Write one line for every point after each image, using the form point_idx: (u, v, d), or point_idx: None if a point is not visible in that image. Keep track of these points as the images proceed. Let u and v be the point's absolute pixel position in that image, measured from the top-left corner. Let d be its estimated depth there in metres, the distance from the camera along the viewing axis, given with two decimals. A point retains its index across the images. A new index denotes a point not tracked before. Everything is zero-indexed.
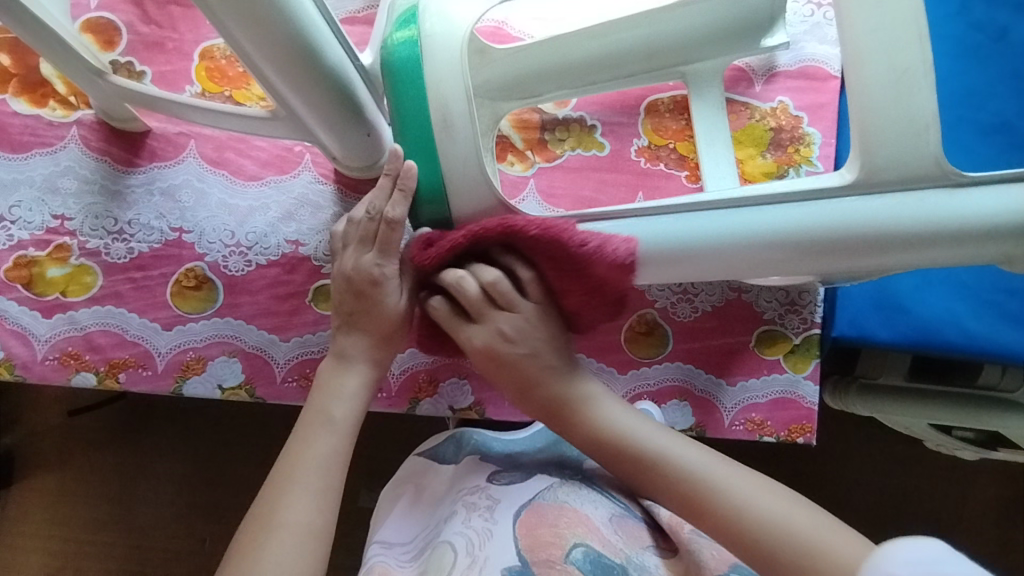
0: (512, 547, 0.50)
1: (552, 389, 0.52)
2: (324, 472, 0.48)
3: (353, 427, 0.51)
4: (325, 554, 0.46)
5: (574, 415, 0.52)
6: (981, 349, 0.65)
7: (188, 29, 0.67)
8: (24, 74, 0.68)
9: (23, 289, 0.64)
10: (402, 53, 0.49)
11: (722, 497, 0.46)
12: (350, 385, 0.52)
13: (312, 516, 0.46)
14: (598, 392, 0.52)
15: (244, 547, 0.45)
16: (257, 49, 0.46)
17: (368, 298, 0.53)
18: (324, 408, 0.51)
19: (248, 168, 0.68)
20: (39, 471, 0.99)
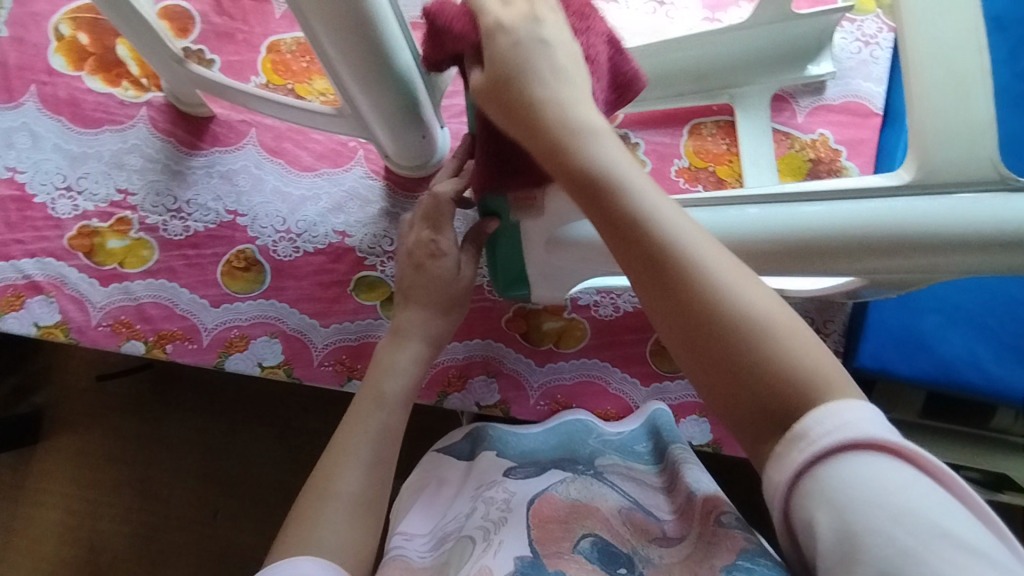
0: (524, 538, 0.50)
1: (553, 111, 0.39)
2: (375, 448, 0.49)
3: (402, 404, 0.52)
4: (376, 525, 0.46)
5: (570, 150, 0.38)
6: (998, 392, 0.67)
7: (259, 22, 0.71)
8: (101, 54, 0.72)
9: (84, 257, 0.68)
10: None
11: (737, 315, 0.33)
12: (401, 361, 0.54)
13: (362, 487, 0.47)
14: (601, 129, 0.39)
15: (298, 517, 0.45)
16: (338, 50, 0.50)
17: (426, 271, 0.56)
18: (377, 386, 0.52)
19: (304, 159, 0.71)
20: (69, 431, 1.03)
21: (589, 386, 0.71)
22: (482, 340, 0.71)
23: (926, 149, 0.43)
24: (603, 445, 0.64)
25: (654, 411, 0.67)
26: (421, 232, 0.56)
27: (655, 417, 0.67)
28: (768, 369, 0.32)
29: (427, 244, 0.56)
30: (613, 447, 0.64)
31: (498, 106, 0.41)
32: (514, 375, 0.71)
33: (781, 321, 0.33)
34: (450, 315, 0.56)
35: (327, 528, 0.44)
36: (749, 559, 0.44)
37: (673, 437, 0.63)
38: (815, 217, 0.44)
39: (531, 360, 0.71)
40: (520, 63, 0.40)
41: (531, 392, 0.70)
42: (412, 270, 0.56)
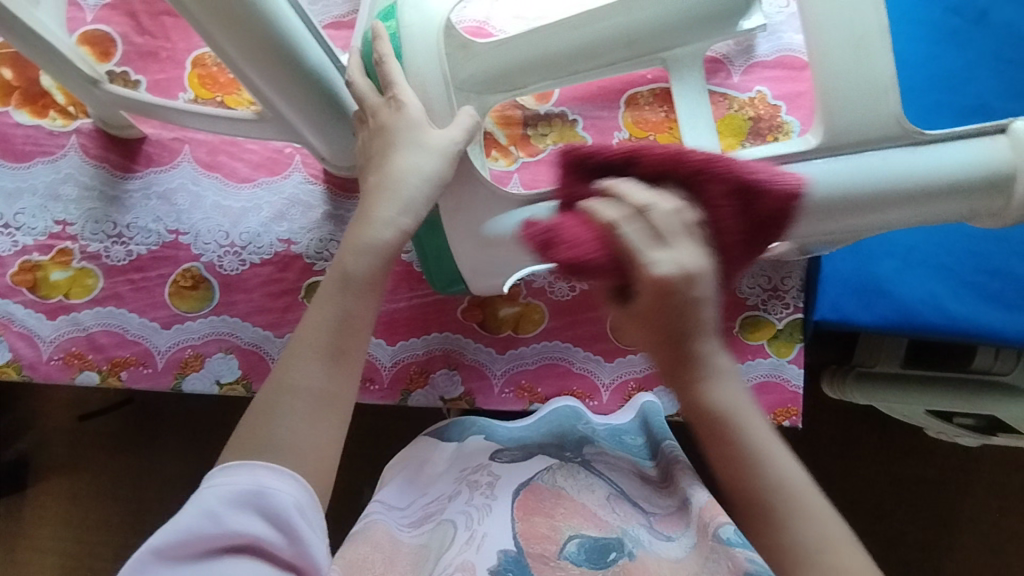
0: (509, 530, 0.50)
1: (699, 314, 0.43)
2: (336, 339, 0.48)
3: (364, 286, 0.49)
4: (339, 415, 0.46)
5: (703, 387, 0.45)
6: (964, 330, 0.66)
7: (181, 38, 0.70)
8: (26, 87, 0.71)
9: (28, 292, 0.67)
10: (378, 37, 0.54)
11: (787, 500, 0.43)
12: (366, 239, 0.50)
13: (321, 381, 0.46)
14: (726, 369, 0.46)
15: (258, 413, 0.46)
16: (241, 54, 0.49)
17: (395, 126, 0.51)
18: (341, 264, 0.50)
19: (240, 171, 0.70)
20: (51, 476, 1.01)
21: (553, 369, 0.69)
22: (439, 333, 0.70)
23: (830, 109, 0.45)
24: (592, 432, 0.63)
25: (644, 403, 0.67)
26: (375, 104, 0.53)
27: (648, 410, 0.66)
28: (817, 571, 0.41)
29: (381, 107, 0.52)
30: (602, 435, 0.63)
31: (658, 360, 0.46)
32: (477, 366, 0.70)
33: (816, 510, 0.43)
34: (432, 165, 0.50)
35: (285, 421, 0.45)
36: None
37: (667, 434, 0.62)
38: None
39: (492, 348, 0.70)
40: (681, 301, 0.42)
41: (495, 380, 0.69)
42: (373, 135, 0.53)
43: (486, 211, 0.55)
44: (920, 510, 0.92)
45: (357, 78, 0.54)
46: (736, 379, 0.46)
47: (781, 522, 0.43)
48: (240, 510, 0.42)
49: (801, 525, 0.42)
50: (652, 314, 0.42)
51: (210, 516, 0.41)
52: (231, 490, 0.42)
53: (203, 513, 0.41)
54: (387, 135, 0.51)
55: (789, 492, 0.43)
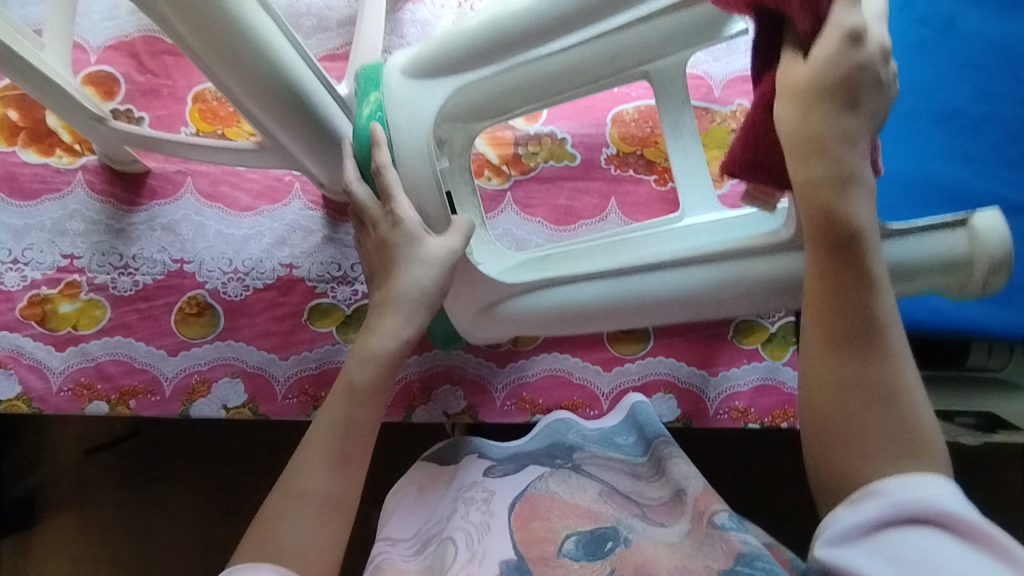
0: (508, 540, 0.50)
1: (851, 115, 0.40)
2: (343, 442, 0.49)
3: (371, 396, 0.51)
4: (340, 524, 0.47)
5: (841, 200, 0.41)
6: (952, 326, 0.67)
7: (182, 75, 0.73)
8: (33, 127, 0.73)
9: (37, 325, 0.69)
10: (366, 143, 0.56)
11: (876, 336, 0.40)
12: (380, 349, 0.51)
13: (328, 487, 0.48)
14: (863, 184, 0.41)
15: (267, 515, 0.47)
16: (239, 86, 0.51)
17: (392, 246, 0.54)
18: (347, 375, 0.51)
19: (242, 200, 0.72)
20: (60, 511, 1.01)
21: (553, 380, 0.71)
22: (438, 350, 0.72)
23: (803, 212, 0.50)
24: (583, 439, 0.65)
25: (634, 404, 0.68)
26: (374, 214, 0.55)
27: (639, 410, 0.67)
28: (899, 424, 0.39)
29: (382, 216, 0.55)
30: (592, 440, 0.65)
31: (798, 162, 0.41)
32: (478, 380, 0.71)
33: (898, 346, 0.41)
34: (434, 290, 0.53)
35: (293, 528, 0.46)
36: (746, 564, 0.44)
37: (656, 431, 0.64)
38: (705, 279, 0.56)
39: (492, 362, 0.72)
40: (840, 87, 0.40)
41: (497, 393, 0.71)
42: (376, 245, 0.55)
43: (495, 297, 0.61)
44: None
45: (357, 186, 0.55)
46: (869, 193, 0.41)
47: (860, 365, 0.40)
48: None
49: (874, 369, 0.40)
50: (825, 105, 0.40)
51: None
52: None
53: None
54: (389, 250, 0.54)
55: (875, 326, 0.41)
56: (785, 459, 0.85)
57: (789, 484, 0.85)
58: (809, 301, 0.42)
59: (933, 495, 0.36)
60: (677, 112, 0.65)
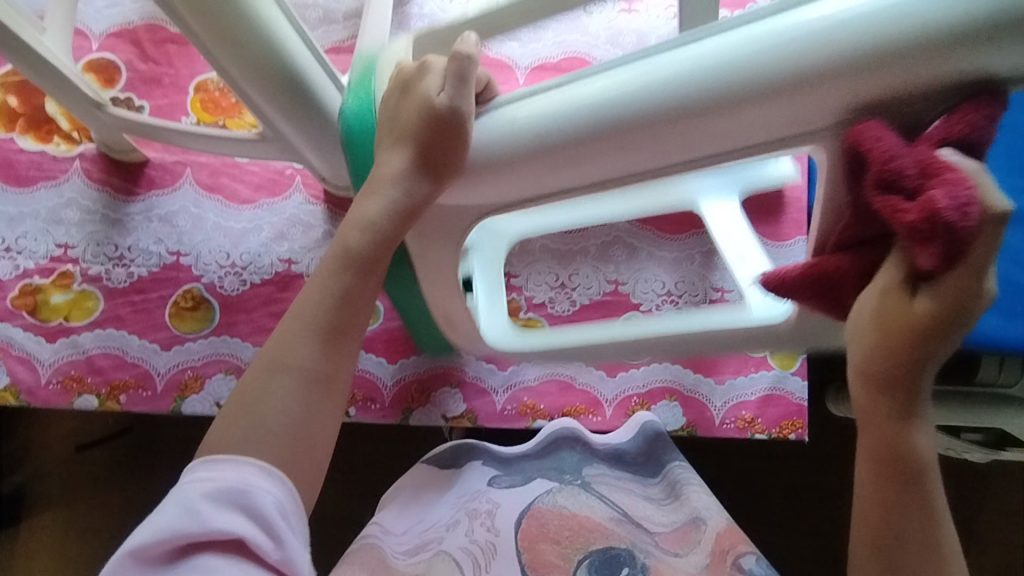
0: (515, 563, 0.50)
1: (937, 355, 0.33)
2: (339, 315, 0.43)
3: (374, 262, 0.44)
4: (332, 400, 0.42)
5: (902, 436, 0.36)
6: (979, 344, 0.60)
7: (184, 64, 0.72)
8: (31, 114, 0.72)
9: (28, 316, 0.67)
10: (357, 113, 0.51)
11: (928, 551, 0.37)
12: (372, 212, 0.43)
13: (320, 361, 0.42)
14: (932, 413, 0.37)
15: (247, 386, 0.41)
16: (243, 74, 0.50)
17: (412, 96, 0.43)
18: (343, 238, 0.44)
19: (242, 192, 0.71)
20: (47, 508, 0.99)
21: (555, 384, 0.69)
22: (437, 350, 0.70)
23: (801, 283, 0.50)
24: (592, 453, 0.62)
25: (645, 423, 0.65)
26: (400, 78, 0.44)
27: (649, 429, 0.64)
28: None
29: (430, 111, 0.41)
30: (600, 456, 0.62)
31: (866, 393, 0.37)
32: (478, 382, 0.69)
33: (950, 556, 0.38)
34: (431, 149, 0.42)
35: (278, 401, 0.41)
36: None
37: (671, 454, 0.61)
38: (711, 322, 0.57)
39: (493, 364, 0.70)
40: (918, 338, 0.33)
41: (497, 397, 0.69)
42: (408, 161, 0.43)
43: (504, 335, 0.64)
44: None
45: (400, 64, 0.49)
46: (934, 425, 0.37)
47: None
48: (226, 509, 0.37)
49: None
50: (898, 345, 0.33)
51: (191, 514, 0.36)
52: (216, 486, 0.37)
53: (185, 511, 0.36)
54: (440, 135, 0.41)
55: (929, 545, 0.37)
56: (790, 475, 0.83)
57: (795, 499, 0.83)
58: (861, 511, 0.39)
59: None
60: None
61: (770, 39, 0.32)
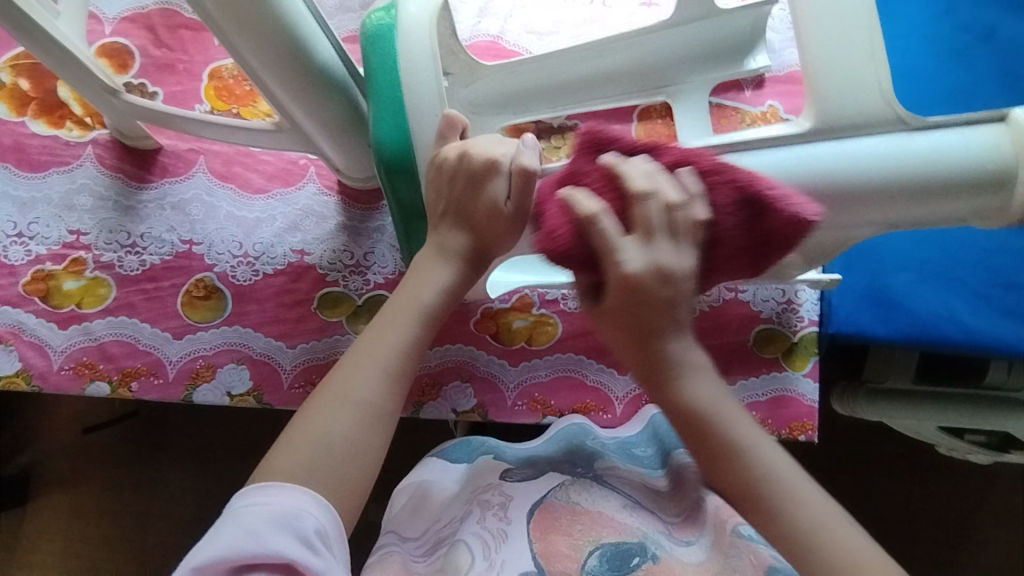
0: (527, 551, 0.49)
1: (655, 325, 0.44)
2: (401, 359, 0.47)
3: (436, 313, 0.50)
4: (386, 437, 0.45)
5: (676, 391, 0.45)
6: (980, 345, 0.65)
7: (198, 51, 0.71)
8: (43, 98, 0.71)
9: (40, 301, 0.67)
10: (391, 139, 0.50)
11: (773, 490, 0.42)
12: (442, 277, 0.50)
13: (383, 399, 0.45)
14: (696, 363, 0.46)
15: (312, 412, 0.44)
16: (266, 67, 0.49)
17: (478, 188, 0.48)
18: (416, 294, 0.49)
19: (255, 181, 0.70)
20: (54, 489, 1.00)
21: (566, 381, 0.69)
22: (448, 346, 0.70)
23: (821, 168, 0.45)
24: (602, 447, 0.62)
25: (653, 414, 0.66)
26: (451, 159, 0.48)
27: (656, 422, 0.65)
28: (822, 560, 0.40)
29: (497, 214, 0.48)
30: (609, 449, 0.62)
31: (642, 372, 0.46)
32: (489, 378, 0.69)
33: (807, 496, 0.42)
34: (486, 231, 0.50)
35: (338, 432, 0.43)
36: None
37: (676, 442, 0.62)
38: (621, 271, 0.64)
39: (504, 360, 0.70)
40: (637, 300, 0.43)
41: (508, 392, 0.69)
42: (471, 241, 0.50)
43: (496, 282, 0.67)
44: (938, 531, 0.90)
45: (420, 63, 0.50)
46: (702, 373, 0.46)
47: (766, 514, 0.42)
48: (282, 531, 0.38)
49: (786, 515, 0.41)
50: (628, 317, 0.44)
51: (250, 534, 0.38)
52: (274, 511, 0.39)
53: (246, 532, 0.38)
54: (492, 219, 0.49)
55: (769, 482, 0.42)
56: None
57: None
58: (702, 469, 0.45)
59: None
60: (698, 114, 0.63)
61: None
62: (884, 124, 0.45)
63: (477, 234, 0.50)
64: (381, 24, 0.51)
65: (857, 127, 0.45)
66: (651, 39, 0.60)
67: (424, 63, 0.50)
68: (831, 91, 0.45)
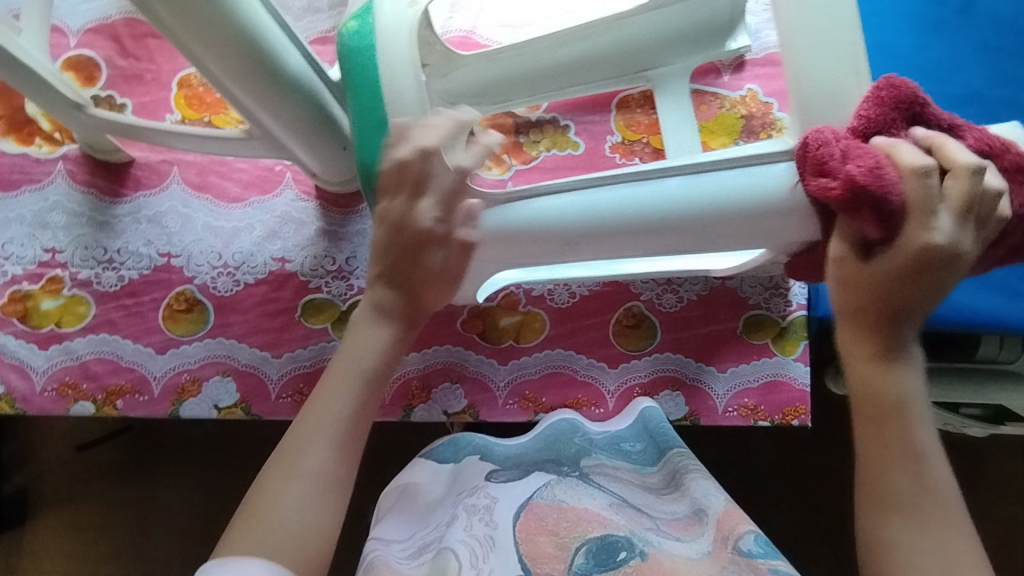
0: (514, 555, 0.49)
1: (893, 329, 0.41)
2: (348, 424, 0.46)
3: (378, 377, 0.49)
4: (342, 500, 0.45)
5: (878, 368, 0.42)
6: (973, 322, 0.64)
7: (166, 59, 0.70)
8: (11, 115, 0.70)
9: (19, 323, 0.66)
10: (376, 161, 0.49)
11: (933, 506, 0.40)
12: (377, 340, 0.49)
13: (331, 465, 0.45)
14: (909, 371, 0.42)
15: (263, 488, 0.44)
16: (226, 72, 0.48)
17: (420, 247, 0.48)
18: (355, 360, 0.48)
19: (231, 190, 0.69)
20: (50, 508, 0.99)
21: (556, 378, 0.68)
22: (438, 347, 0.69)
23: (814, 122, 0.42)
24: (590, 445, 0.63)
25: (645, 408, 0.65)
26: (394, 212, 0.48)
27: (649, 416, 0.65)
28: None
29: (431, 277, 0.49)
30: (600, 447, 0.63)
31: (866, 327, 0.42)
32: (479, 378, 0.69)
33: (957, 528, 0.39)
34: (415, 296, 0.50)
35: (291, 503, 0.43)
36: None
37: (669, 440, 0.62)
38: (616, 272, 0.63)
39: (493, 359, 0.69)
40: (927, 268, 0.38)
41: (498, 392, 0.68)
42: (403, 301, 0.50)
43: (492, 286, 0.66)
44: None
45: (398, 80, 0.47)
46: (917, 368, 0.42)
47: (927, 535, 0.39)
48: None
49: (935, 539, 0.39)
50: (911, 285, 0.39)
51: None
52: None
53: None
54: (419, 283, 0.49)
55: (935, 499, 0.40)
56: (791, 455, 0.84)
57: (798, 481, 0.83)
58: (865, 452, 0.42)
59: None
60: (677, 97, 0.63)
61: (563, 205, 0.47)
62: None
63: (412, 293, 0.50)
64: (358, 39, 0.48)
65: None
66: (629, 24, 0.59)
67: (406, 81, 0.47)
68: (819, 104, 0.41)
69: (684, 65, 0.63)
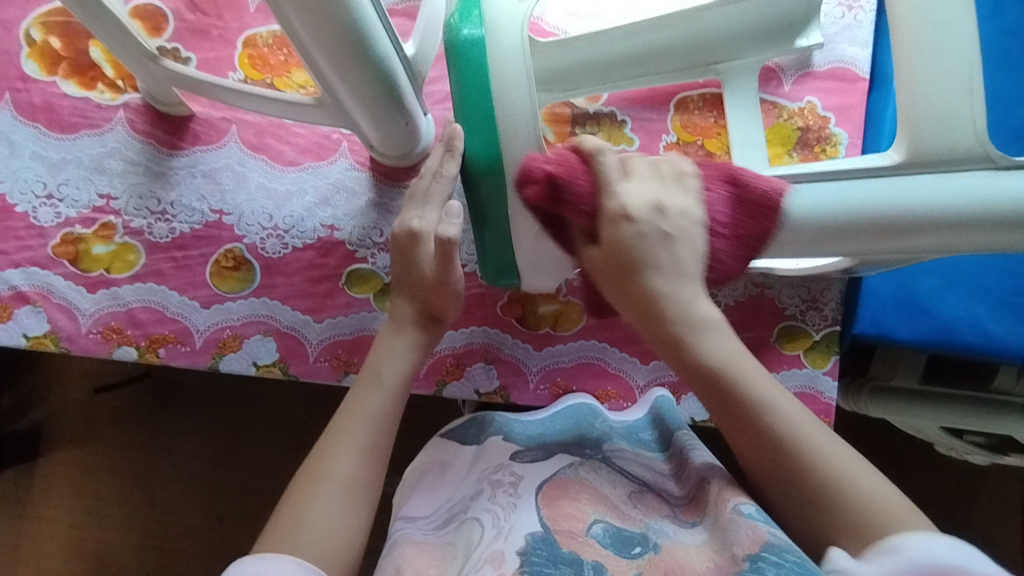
0: (535, 515, 0.48)
1: (657, 287, 0.46)
2: (372, 431, 0.48)
3: (398, 386, 0.52)
4: (372, 505, 0.46)
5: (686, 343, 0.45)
6: (1001, 352, 0.65)
7: (233, 17, 0.70)
8: (74, 57, 0.70)
9: (69, 265, 0.67)
10: (485, 147, 0.50)
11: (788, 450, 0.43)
12: (400, 347, 0.54)
13: (357, 470, 0.46)
14: (710, 319, 0.46)
15: (294, 496, 0.44)
16: (314, 40, 0.48)
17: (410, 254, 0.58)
18: (376, 367, 0.53)
19: (287, 154, 0.70)
20: (67, 446, 1.01)
21: (589, 368, 0.70)
22: (474, 327, 0.70)
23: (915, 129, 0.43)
24: (610, 430, 0.63)
25: (657, 397, 0.66)
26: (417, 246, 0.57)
27: (660, 404, 0.65)
28: (849, 512, 0.40)
29: (427, 283, 0.56)
30: (619, 433, 0.62)
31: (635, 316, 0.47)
32: (513, 361, 0.70)
33: (824, 450, 0.43)
34: (428, 303, 0.57)
35: (321, 511, 0.43)
36: (776, 553, 0.41)
37: (679, 424, 0.62)
38: None
39: (529, 345, 0.70)
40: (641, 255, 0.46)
41: (531, 376, 0.70)
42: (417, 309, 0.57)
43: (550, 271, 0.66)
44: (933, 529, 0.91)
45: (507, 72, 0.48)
46: (715, 331, 0.46)
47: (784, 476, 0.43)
48: None
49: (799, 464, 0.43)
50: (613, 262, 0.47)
51: None
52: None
53: None
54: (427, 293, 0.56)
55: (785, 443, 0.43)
56: None
57: None
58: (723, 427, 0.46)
59: (939, 553, 0.37)
60: (741, 99, 0.63)
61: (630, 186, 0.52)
62: (972, 162, 0.43)
63: (425, 303, 0.57)
64: (468, 33, 0.49)
65: (939, 163, 0.43)
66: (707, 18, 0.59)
67: (517, 76, 0.48)
68: (924, 123, 0.43)
69: (754, 60, 0.63)
